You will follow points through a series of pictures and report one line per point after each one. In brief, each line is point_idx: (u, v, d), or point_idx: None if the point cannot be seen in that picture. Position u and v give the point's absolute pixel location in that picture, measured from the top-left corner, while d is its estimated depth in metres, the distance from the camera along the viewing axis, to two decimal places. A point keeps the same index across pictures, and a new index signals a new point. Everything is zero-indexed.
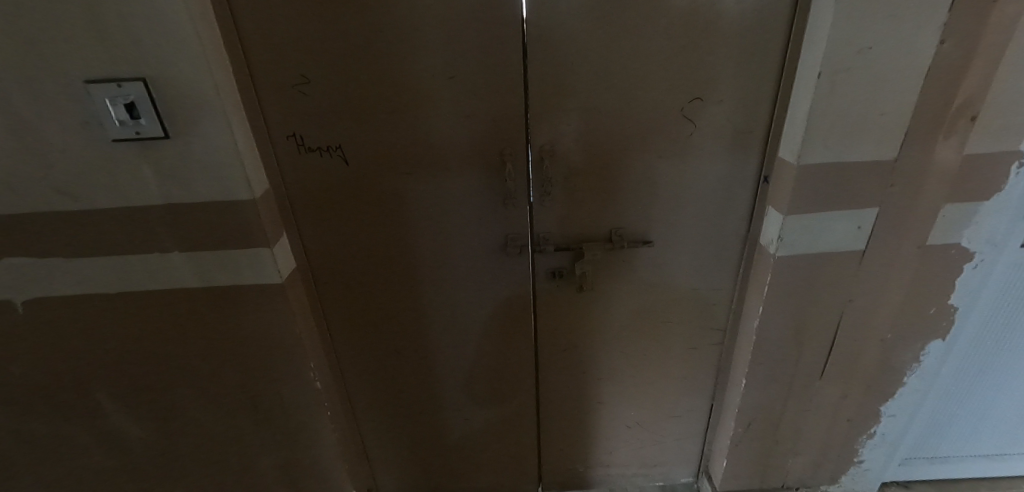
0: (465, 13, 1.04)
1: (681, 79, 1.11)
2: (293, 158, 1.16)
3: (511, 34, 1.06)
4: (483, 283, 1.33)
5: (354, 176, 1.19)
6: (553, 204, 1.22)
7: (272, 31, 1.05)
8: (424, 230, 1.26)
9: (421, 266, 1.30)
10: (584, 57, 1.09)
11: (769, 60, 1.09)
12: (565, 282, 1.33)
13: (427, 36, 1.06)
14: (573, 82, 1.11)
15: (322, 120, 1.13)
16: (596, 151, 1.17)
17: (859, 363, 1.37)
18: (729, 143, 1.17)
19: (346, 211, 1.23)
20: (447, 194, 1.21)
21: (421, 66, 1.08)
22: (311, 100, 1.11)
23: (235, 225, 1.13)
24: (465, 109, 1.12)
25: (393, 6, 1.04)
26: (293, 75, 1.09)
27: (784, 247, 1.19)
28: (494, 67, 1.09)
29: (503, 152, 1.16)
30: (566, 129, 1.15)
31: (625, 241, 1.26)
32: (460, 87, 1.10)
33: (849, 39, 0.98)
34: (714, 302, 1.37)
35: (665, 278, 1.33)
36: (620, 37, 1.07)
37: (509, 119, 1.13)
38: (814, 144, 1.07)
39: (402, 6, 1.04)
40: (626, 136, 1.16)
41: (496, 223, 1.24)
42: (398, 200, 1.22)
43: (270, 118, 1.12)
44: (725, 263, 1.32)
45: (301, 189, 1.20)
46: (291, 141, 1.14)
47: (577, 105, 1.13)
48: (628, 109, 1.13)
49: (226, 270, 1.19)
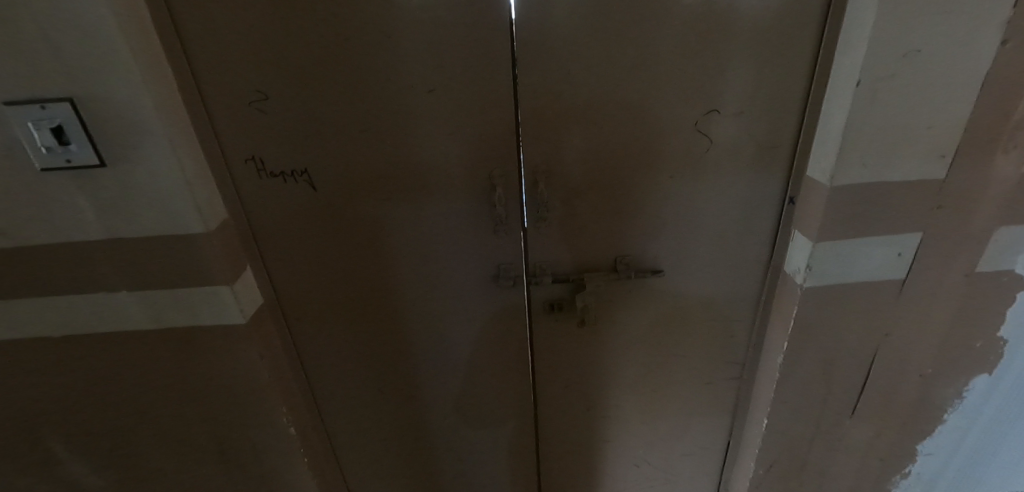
0: (445, 16, 0.90)
1: (696, 89, 0.96)
2: (254, 184, 1.02)
3: (498, 37, 0.92)
4: (473, 317, 1.19)
5: (325, 203, 1.05)
6: (551, 231, 1.08)
7: (222, 41, 0.91)
8: (406, 261, 1.12)
9: (404, 299, 1.16)
10: (583, 65, 0.94)
11: (797, 66, 0.95)
12: (565, 315, 1.18)
13: (401, 42, 0.92)
14: (570, 94, 0.96)
15: (284, 141, 0.99)
16: (598, 171, 1.03)
17: (895, 400, 1.23)
18: (751, 159, 1.02)
19: (318, 242, 1.09)
20: (430, 222, 1.07)
21: (395, 78, 0.94)
22: (271, 119, 0.97)
23: (188, 262, 1.00)
24: (447, 127, 0.98)
25: (361, 10, 0.90)
26: (249, 90, 0.95)
27: (813, 277, 1.05)
28: (479, 76, 0.94)
29: (492, 173, 1.02)
30: (564, 147, 1.01)
31: (632, 270, 1.12)
32: (442, 102, 0.96)
33: (894, 40, 0.83)
34: (732, 335, 1.23)
35: (678, 309, 1.18)
36: (623, 41, 0.93)
37: (498, 136, 0.99)
38: (850, 162, 0.93)
39: (371, 9, 0.90)
40: (632, 154, 1.02)
41: (487, 252, 1.10)
42: (375, 227, 1.08)
43: (226, 140, 0.98)
44: (744, 292, 1.17)
45: (265, 218, 1.06)
46: (251, 165, 1.01)
47: (576, 120, 0.98)
48: (633, 124, 0.99)
49: (182, 311, 1.05)
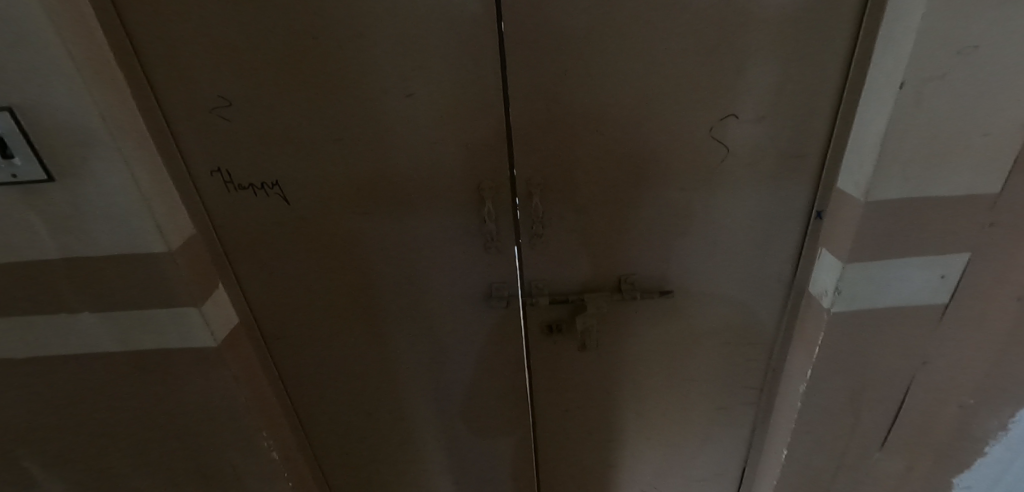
0: (424, 12, 0.80)
1: (711, 91, 0.85)
2: (221, 197, 0.94)
3: (486, 33, 0.81)
4: (465, 339, 1.09)
5: (299, 217, 0.96)
6: (547, 248, 0.98)
7: (178, 42, 0.82)
8: (390, 280, 1.02)
9: (389, 319, 1.07)
10: (581, 66, 0.83)
11: (827, 66, 0.83)
12: (565, 338, 1.07)
13: (376, 41, 0.82)
14: (567, 98, 0.86)
15: (252, 151, 0.90)
16: (599, 183, 0.92)
17: (931, 432, 1.11)
18: (774, 169, 0.90)
19: (293, 258, 1.00)
20: (415, 237, 0.97)
21: (371, 81, 0.84)
22: (236, 127, 0.88)
23: (150, 282, 0.91)
24: (430, 134, 0.88)
25: (330, 6, 0.80)
26: (210, 96, 0.86)
27: (842, 301, 0.93)
28: (464, 78, 0.84)
29: (481, 185, 0.91)
30: (561, 157, 0.90)
31: (637, 291, 1.01)
32: (423, 107, 0.86)
33: (946, 34, 0.71)
34: (750, 358, 1.11)
35: (690, 332, 1.07)
36: (627, 38, 0.82)
37: (487, 144, 0.89)
38: (890, 175, 0.81)
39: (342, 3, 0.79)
40: (637, 163, 0.91)
41: (478, 270, 1.00)
42: (354, 243, 0.98)
43: (189, 151, 0.90)
44: (764, 314, 1.05)
45: (235, 233, 0.98)
46: (217, 177, 0.92)
47: (574, 127, 0.88)
48: (639, 131, 0.88)
49: (147, 333, 0.97)
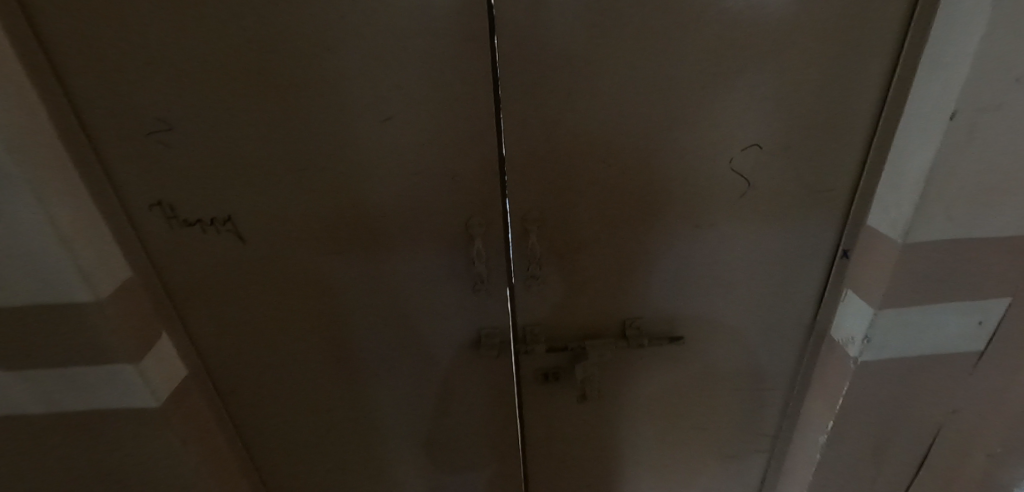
0: (406, 24, 0.68)
1: (733, 118, 0.75)
2: (164, 234, 0.80)
3: (477, 49, 0.69)
4: (451, 392, 0.96)
5: (257, 257, 0.82)
6: (544, 290, 0.86)
7: (106, 53, 0.68)
8: (364, 327, 0.89)
9: (363, 371, 0.93)
10: (585, 88, 0.72)
11: (862, 92, 0.73)
12: (563, 387, 0.96)
13: (348, 57, 0.69)
14: (569, 124, 0.74)
15: (198, 182, 0.76)
16: (603, 219, 0.82)
17: (955, 483, 1.02)
18: (799, 204, 0.81)
19: (250, 304, 0.86)
20: (393, 279, 0.85)
21: (342, 104, 0.72)
22: (178, 154, 0.74)
23: (75, 337, 0.77)
24: (411, 164, 0.76)
25: (292, 15, 0.67)
26: (147, 118, 0.72)
27: (871, 350, 0.84)
28: (452, 99, 0.72)
29: (469, 221, 0.80)
30: (561, 190, 0.79)
31: (645, 337, 0.90)
32: (403, 133, 0.74)
33: (1007, 59, 0.62)
34: (763, 404, 1.01)
35: (700, 378, 0.97)
36: (640, 57, 0.71)
37: (477, 176, 0.77)
38: (932, 214, 0.72)
39: (307, 11, 0.67)
40: (646, 198, 0.80)
41: (466, 315, 0.88)
42: (322, 287, 0.85)
43: (122, 181, 0.76)
44: (781, 357, 0.96)
45: (182, 275, 0.84)
46: (157, 211, 0.78)
47: (577, 158, 0.77)
48: (649, 162, 0.78)
49: (75, 393, 0.82)
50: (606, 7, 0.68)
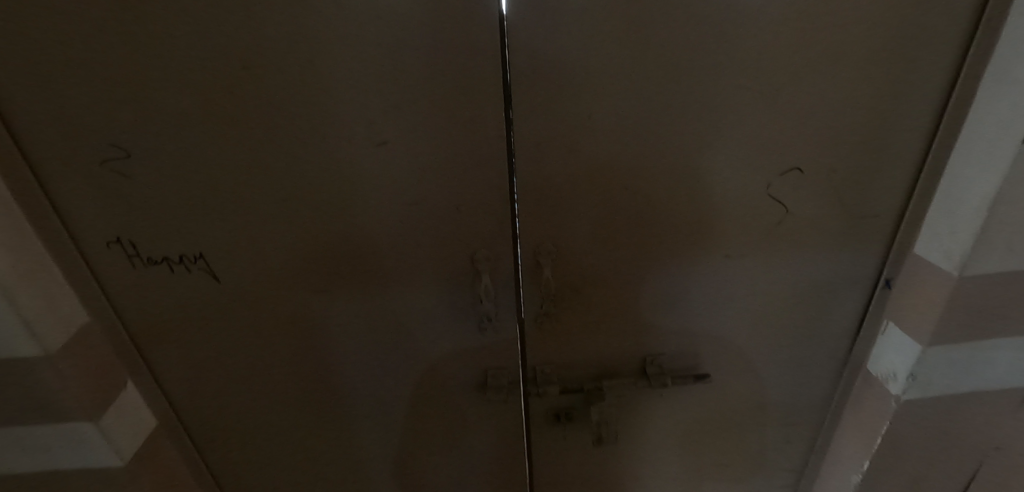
0: (408, 36, 0.59)
1: (773, 139, 0.67)
2: (124, 274, 0.69)
3: (486, 64, 0.60)
4: (453, 436, 0.87)
5: (235, 298, 0.72)
6: (558, 327, 0.78)
7: (48, 68, 0.58)
8: (355, 371, 0.79)
9: (355, 418, 0.83)
10: (608, 106, 0.64)
11: (916, 110, 0.66)
12: (576, 430, 0.87)
13: (340, 74, 0.60)
14: (589, 148, 0.66)
15: (165, 215, 0.66)
16: (623, 249, 0.73)
17: None
18: (840, 231, 0.73)
19: (226, 348, 0.76)
20: (389, 318, 0.75)
21: (332, 127, 0.63)
22: (140, 184, 0.64)
23: (23, 395, 0.66)
24: (410, 192, 0.67)
25: (275, 26, 0.57)
26: (100, 143, 0.61)
27: (915, 388, 0.76)
28: (457, 120, 0.63)
29: (475, 254, 0.71)
30: (577, 219, 0.70)
31: (668, 376, 0.82)
32: (402, 159, 0.65)
33: None
34: (789, 441, 0.93)
35: (724, 415, 0.89)
36: (672, 72, 0.63)
37: (485, 204, 0.68)
38: (992, 246, 0.65)
39: (288, 21, 0.57)
40: (671, 226, 0.72)
41: (471, 356, 0.79)
42: (310, 328, 0.76)
43: (74, 215, 0.65)
44: (812, 392, 0.88)
45: (146, 319, 0.73)
46: (116, 249, 0.67)
47: (598, 184, 0.68)
48: (676, 188, 0.70)
49: (26, 455, 0.72)
50: (633, 15, 0.60)
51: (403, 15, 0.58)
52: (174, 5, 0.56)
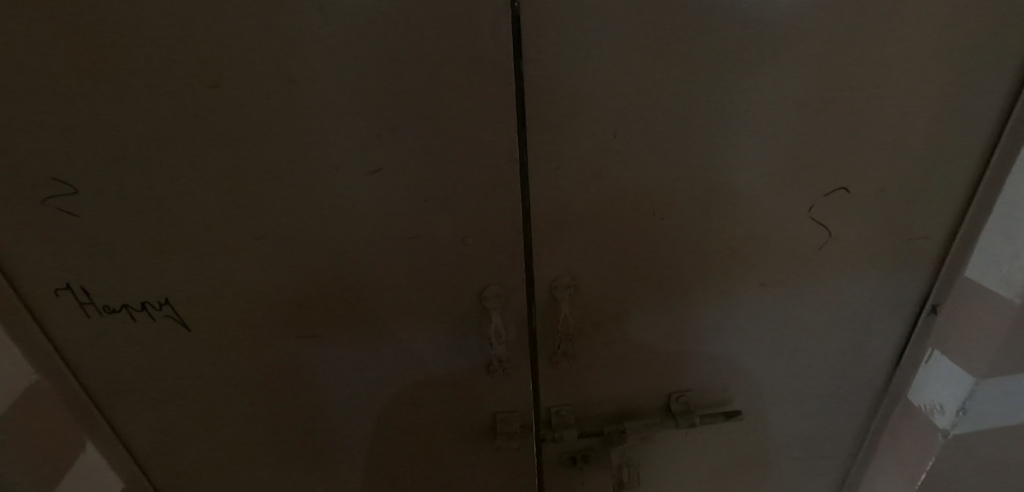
0: (407, 48, 0.50)
1: (817, 157, 0.60)
2: (77, 326, 0.60)
3: (497, 78, 0.52)
4: (458, 485, 0.78)
5: (208, 347, 0.63)
6: (575, 366, 0.70)
7: None
8: (349, 421, 0.71)
9: (350, 469, 0.75)
10: (635, 123, 0.56)
11: (975, 122, 0.60)
12: (593, 473, 0.80)
13: (328, 94, 0.51)
14: (614, 171, 0.58)
15: (123, 258, 0.57)
16: (648, 281, 0.66)
17: None
18: (885, 255, 0.67)
19: (199, 403, 0.67)
20: (387, 364, 0.67)
21: (320, 154, 0.54)
22: (91, 223, 0.54)
23: None
24: (409, 224, 0.58)
25: (248, 38, 0.48)
26: (38, 178, 0.52)
27: (965, 422, 0.70)
28: (462, 143, 0.55)
29: (484, 291, 0.63)
30: (599, 249, 0.63)
31: (699, 416, 0.74)
32: (401, 188, 0.56)
33: None
34: (822, 475, 0.85)
35: (752, 450, 0.82)
36: (711, 85, 0.55)
37: (495, 236, 0.60)
38: None
39: (264, 32, 0.48)
40: (702, 253, 0.65)
41: (478, 399, 0.71)
42: (296, 377, 0.67)
43: (12, 262, 0.55)
44: (847, 424, 0.81)
45: (103, 375, 0.63)
46: (66, 297, 0.58)
47: (624, 211, 0.61)
48: (709, 212, 0.62)
49: None
50: (667, 21, 0.52)
51: (401, 23, 0.49)
52: (121, 15, 0.46)
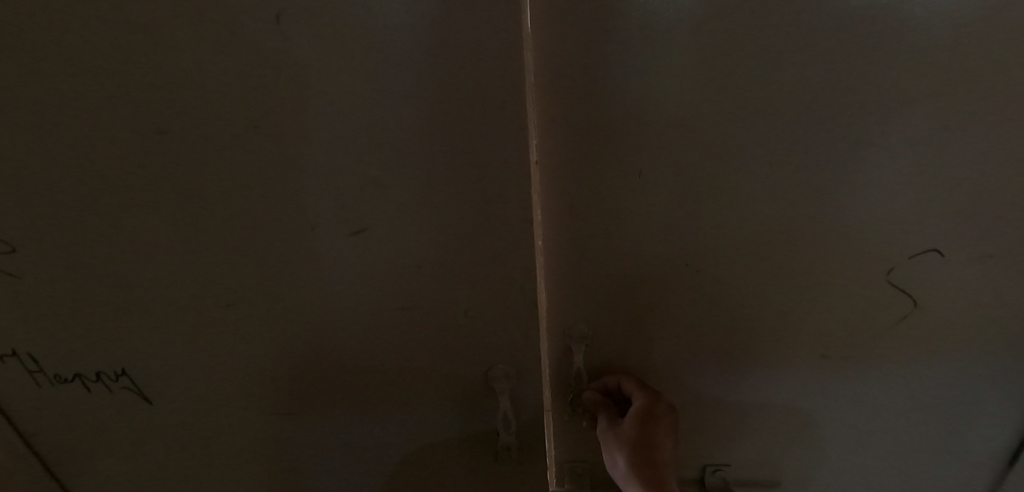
0: (395, 85, 0.41)
1: (905, 211, 0.48)
2: (24, 398, 0.52)
3: (506, 110, 0.43)
4: None
5: (174, 422, 0.54)
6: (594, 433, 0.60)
7: None
8: None
9: None
10: (665, 155, 0.47)
11: None
12: None
13: (301, 140, 0.43)
14: (641, 207, 0.49)
15: (74, 323, 0.49)
16: (680, 340, 0.55)
17: None
18: (995, 336, 0.52)
19: (166, 484, 0.58)
20: (378, 446, 0.57)
21: (294, 209, 0.45)
22: (35, 285, 0.47)
23: None
24: (400, 288, 0.49)
25: (205, 76, 0.41)
26: None
27: None
28: (464, 191, 0.45)
29: (490, 371, 0.53)
30: (621, 299, 0.53)
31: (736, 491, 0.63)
32: (391, 248, 0.47)
33: None
34: None
35: None
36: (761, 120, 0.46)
37: (503, 304, 0.50)
38: None
39: (223, 70, 0.40)
40: (746, 315, 0.53)
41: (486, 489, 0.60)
42: (274, 460, 0.57)
43: None
44: None
45: (55, 453, 0.55)
46: (11, 367, 0.50)
47: (652, 255, 0.51)
48: (757, 267, 0.51)
49: None
50: (710, 37, 0.43)
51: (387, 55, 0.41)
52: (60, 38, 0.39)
